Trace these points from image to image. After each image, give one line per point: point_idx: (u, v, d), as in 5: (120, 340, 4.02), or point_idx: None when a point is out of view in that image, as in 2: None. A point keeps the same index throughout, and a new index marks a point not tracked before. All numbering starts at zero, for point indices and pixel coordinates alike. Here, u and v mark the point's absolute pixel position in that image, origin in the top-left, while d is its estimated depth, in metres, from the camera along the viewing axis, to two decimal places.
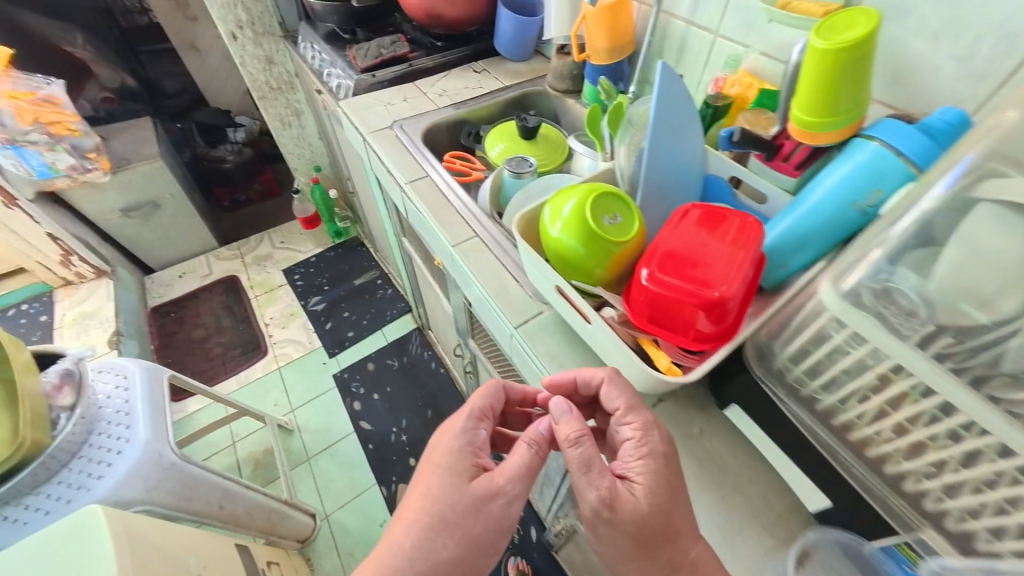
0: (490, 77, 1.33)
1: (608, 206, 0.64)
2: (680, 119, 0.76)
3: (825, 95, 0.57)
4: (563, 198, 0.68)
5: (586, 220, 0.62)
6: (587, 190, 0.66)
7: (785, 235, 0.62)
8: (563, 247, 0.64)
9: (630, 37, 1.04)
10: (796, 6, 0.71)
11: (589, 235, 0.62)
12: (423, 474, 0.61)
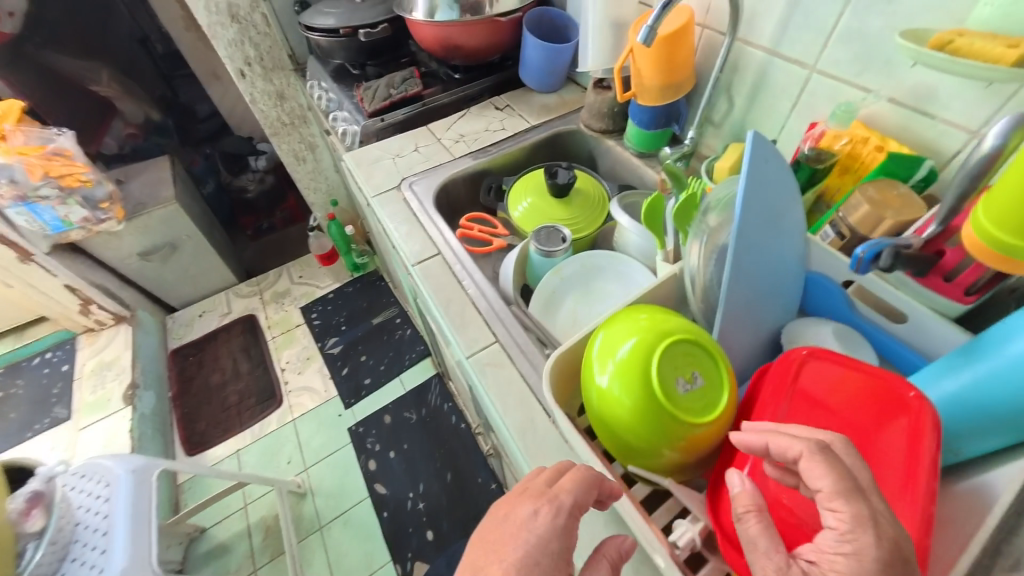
0: (515, 114, 1.16)
1: (688, 359, 0.48)
2: (774, 209, 0.55)
3: None
4: (621, 329, 0.51)
5: (653, 384, 0.46)
6: (659, 329, 0.49)
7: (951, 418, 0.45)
8: (615, 417, 0.48)
9: (689, 71, 0.84)
10: (958, 46, 0.49)
11: (654, 407, 0.45)
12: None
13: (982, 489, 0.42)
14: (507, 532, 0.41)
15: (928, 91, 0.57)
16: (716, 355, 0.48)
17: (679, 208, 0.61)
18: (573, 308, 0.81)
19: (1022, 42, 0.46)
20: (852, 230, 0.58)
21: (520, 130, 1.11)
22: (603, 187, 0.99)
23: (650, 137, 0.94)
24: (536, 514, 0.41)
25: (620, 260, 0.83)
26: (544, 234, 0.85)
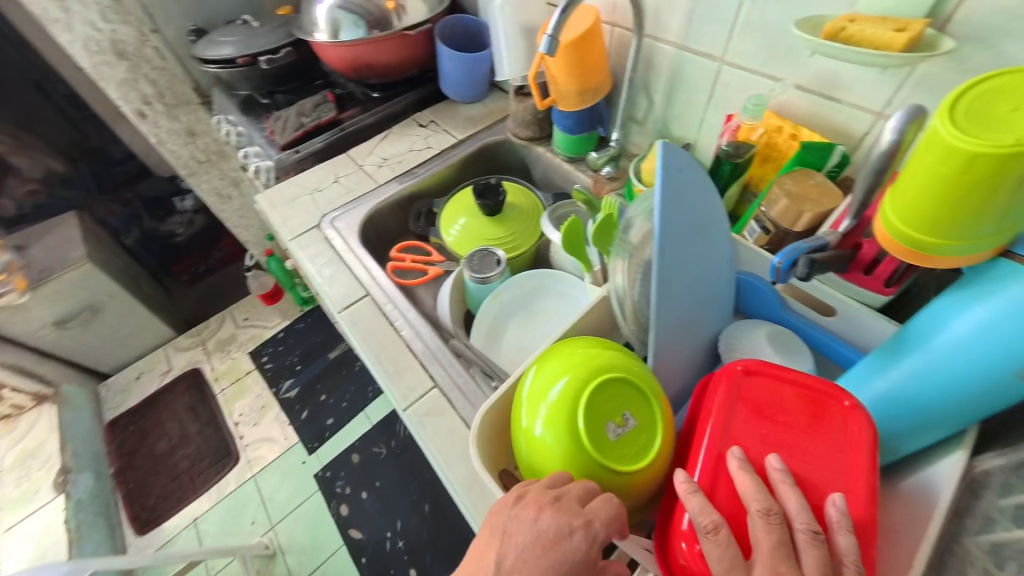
0: (439, 130, 1.10)
1: (621, 399, 0.46)
2: (695, 220, 0.52)
3: (935, 212, 0.34)
4: (554, 368, 0.48)
5: (581, 429, 0.44)
6: (591, 368, 0.47)
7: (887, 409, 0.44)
8: (541, 458, 0.46)
9: (605, 72, 0.80)
10: (854, 33, 0.46)
11: (582, 456, 0.44)
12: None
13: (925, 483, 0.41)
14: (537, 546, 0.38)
15: (831, 77, 0.55)
16: (648, 393, 0.46)
17: (598, 229, 0.59)
18: (516, 334, 0.77)
19: (913, 25, 0.43)
20: (775, 224, 0.56)
21: (446, 147, 1.05)
22: (538, 198, 0.95)
23: (577, 142, 0.89)
24: (570, 534, 0.38)
25: (562, 278, 0.80)
26: (478, 260, 0.81)
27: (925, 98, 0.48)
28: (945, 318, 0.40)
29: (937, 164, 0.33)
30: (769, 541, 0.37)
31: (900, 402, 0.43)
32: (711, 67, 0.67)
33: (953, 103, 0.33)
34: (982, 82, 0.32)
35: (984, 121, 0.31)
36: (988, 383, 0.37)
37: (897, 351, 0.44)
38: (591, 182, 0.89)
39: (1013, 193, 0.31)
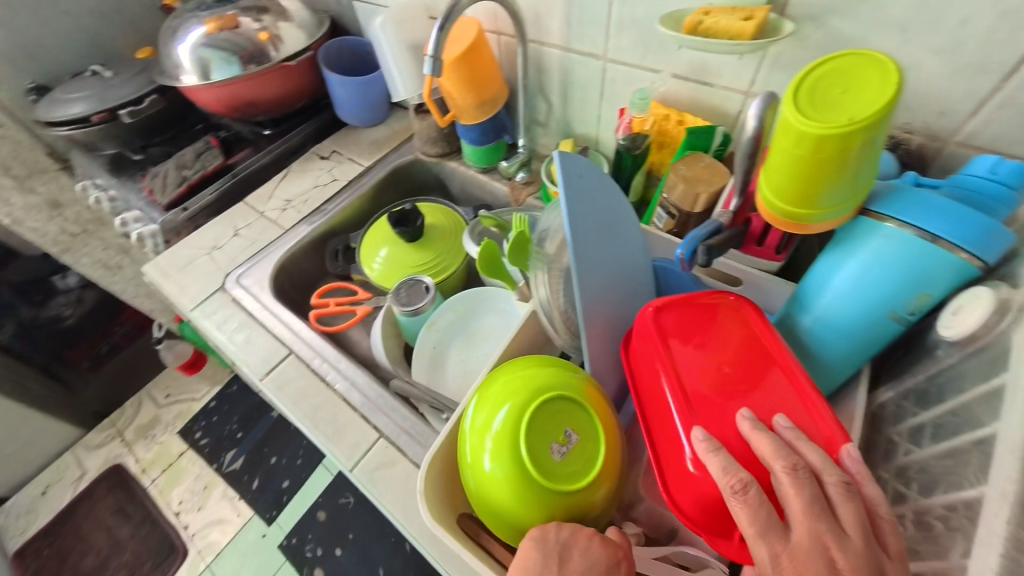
0: (343, 159, 1.03)
1: (564, 415, 0.46)
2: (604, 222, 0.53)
3: (804, 187, 0.37)
4: (495, 395, 0.47)
5: (526, 455, 0.44)
6: (530, 388, 0.47)
7: (819, 347, 0.46)
8: (490, 490, 0.44)
9: (500, 82, 0.77)
10: (711, 26, 0.48)
11: (529, 482, 0.43)
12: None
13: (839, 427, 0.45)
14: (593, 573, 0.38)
15: (703, 65, 0.58)
16: (588, 406, 0.46)
17: (512, 247, 0.58)
18: (459, 359, 0.74)
19: (757, 13, 0.46)
20: (678, 208, 0.59)
21: (352, 177, 0.99)
22: (458, 213, 0.92)
23: (486, 152, 0.87)
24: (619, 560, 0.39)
25: (493, 293, 0.77)
26: (406, 291, 0.77)
27: (784, 77, 0.52)
28: (825, 276, 0.43)
29: (794, 148, 0.35)
30: (801, 496, 0.35)
31: (820, 343, 0.45)
32: (596, 65, 0.68)
33: (794, 90, 0.35)
34: (815, 68, 0.35)
35: (824, 106, 0.34)
36: (894, 308, 0.40)
37: (800, 308, 0.46)
38: (508, 190, 0.88)
39: (856, 164, 0.35)
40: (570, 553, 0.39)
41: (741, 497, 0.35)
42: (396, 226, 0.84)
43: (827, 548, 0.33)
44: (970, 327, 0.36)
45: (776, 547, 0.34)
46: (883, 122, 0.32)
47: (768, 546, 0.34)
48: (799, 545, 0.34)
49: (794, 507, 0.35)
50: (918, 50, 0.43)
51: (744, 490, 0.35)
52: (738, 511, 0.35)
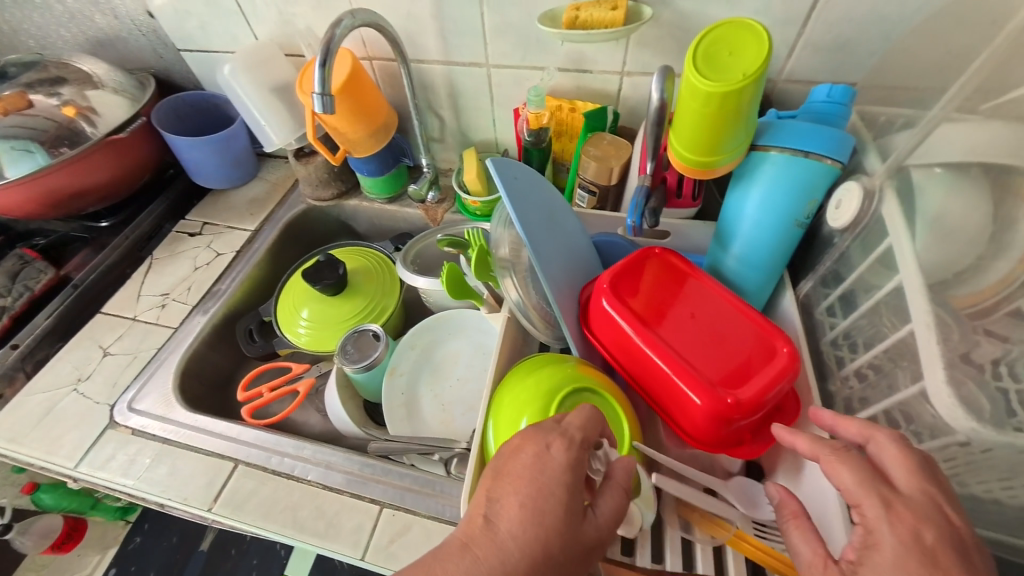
0: (219, 229, 0.89)
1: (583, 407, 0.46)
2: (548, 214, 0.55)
3: (715, 137, 0.43)
4: (509, 415, 0.46)
5: None
6: (543, 394, 0.46)
7: (748, 269, 0.53)
8: None
9: (387, 107, 0.74)
10: (585, 18, 0.53)
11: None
12: (509, 513, 0.35)
13: (787, 324, 0.53)
14: (524, 466, 0.37)
15: (580, 55, 0.64)
16: (602, 391, 0.48)
17: (476, 264, 0.57)
18: (434, 397, 0.68)
19: (620, 2, 0.53)
20: (597, 184, 0.64)
21: (240, 246, 0.86)
22: (377, 250, 0.87)
23: (389, 181, 0.83)
24: (548, 445, 0.38)
25: (446, 317, 0.73)
26: (353, 346, 0.70)
27: (650, 52, 0.60)
28: (739, 207, 0.51)
29: (702, 107, 0.41)
30: (904, 461, 0.35)
31: (746, 268, 0.53)
32: (482, 72, 0.70)
33: (689, 57, 0.41)
34: (701, 39, 0.41)
35: (719, 68, 0.40)
36: (800, 218, 0.49)
37: (724, 241, 0.53)
38: (422, 212, 0.85)
39: (750, 110, 0.42)
40: (508, 460, 0.38)
41: (850, 456, 0.36)
42: (315, 282, 0.76)
43: (943, 509, 0.33)
44: (852, 213, 0.45)
45: (895, 503, 0.34)
46: (764, 72, 0.39)
47: (890, 508, 0.33)
48: (911, 497, 0.34)
49: (897, 469, 0.35)
50: (744, 11, 0.53)
51: (842, 448, 0.37)
52: (845, 476, 0.35)
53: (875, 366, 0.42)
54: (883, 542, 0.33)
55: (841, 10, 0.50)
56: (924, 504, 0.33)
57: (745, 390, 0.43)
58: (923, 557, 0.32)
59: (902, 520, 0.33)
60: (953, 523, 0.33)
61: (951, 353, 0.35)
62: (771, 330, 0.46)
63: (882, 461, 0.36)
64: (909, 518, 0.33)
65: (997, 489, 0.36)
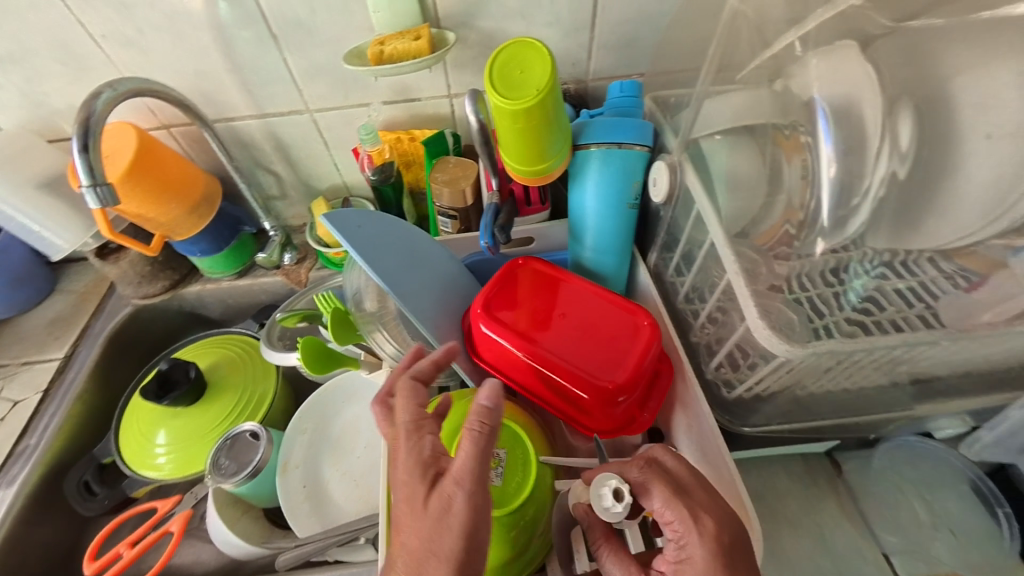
0: (10, 368, 0.70)
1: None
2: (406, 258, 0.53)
3: (536, 147, 0.45)
4: None
5: None
6: (444, 442, 0.45)
7: (602, 257, 0.56)
8: None
9: (202, 176, 0.65)
10: (392, 51, 0.53)
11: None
12: (393, 550, 0.33)
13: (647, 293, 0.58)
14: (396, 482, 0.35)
15: (403, 85, 0.63)
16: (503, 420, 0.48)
17: (333, 326, 0.52)
18: (341, 476, 0.61)
19: (422, 31, 0.53)
20: (455, 208, 0.63)
21: (47, 382, 0.68)
22: (239, 333, 0.76)
23: (231, 255, 0.73)
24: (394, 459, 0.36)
25: (335, 385, 0.66)
26: (227, 457, 0.61)
27: (468, 73, 0.62)
28: (579, 202, 0.54)
29: (514, 124, 0.43)
30: (680, 468, 0.39)
31: (601, 255, 0.56)
32: (306, 119, 0.66)
33: (489, 77, 0.42)
34: (496, 56, 0.43)
35: (520, 84, 0.42)
36: (631, 203, 0.54)
37: (576, 236, 0.57)
38: (282, 278, 0.77)
39: (558, 117, 0.44)
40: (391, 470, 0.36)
41: (657, 479, 0.38)
42: (164, 398, 0.64)
43: (721, 502, 0.38)
44: (666, 185, 0.50)
45: (697, 512, 0.36)
46: (557, 83, 0.42)
47: (696, 523, 0.36)
48: (701, 501, 0.37)
49: (685, 478, 0.39)
50: (538, 26, 0.58)
51: (646, 470, 0.39)
52: (655, 492, 0.38)
53: (717, 313, 0.47)
54: (697, 558, 0.35)
55: (614, 13, 0.56)
56: (712, 506, 0.37)
57: (622, 371, 0.46)
58: (725, 560, 0.35)
59: (702, 527, 0.36)
60: (728, 512, 0.37)
61: (757, 288, 0.40)
62: (636, 310, 0.49)
63: (667, 468, 0.39)
64: (711, 527, 0.36)
65: (827, 386, 0.43)
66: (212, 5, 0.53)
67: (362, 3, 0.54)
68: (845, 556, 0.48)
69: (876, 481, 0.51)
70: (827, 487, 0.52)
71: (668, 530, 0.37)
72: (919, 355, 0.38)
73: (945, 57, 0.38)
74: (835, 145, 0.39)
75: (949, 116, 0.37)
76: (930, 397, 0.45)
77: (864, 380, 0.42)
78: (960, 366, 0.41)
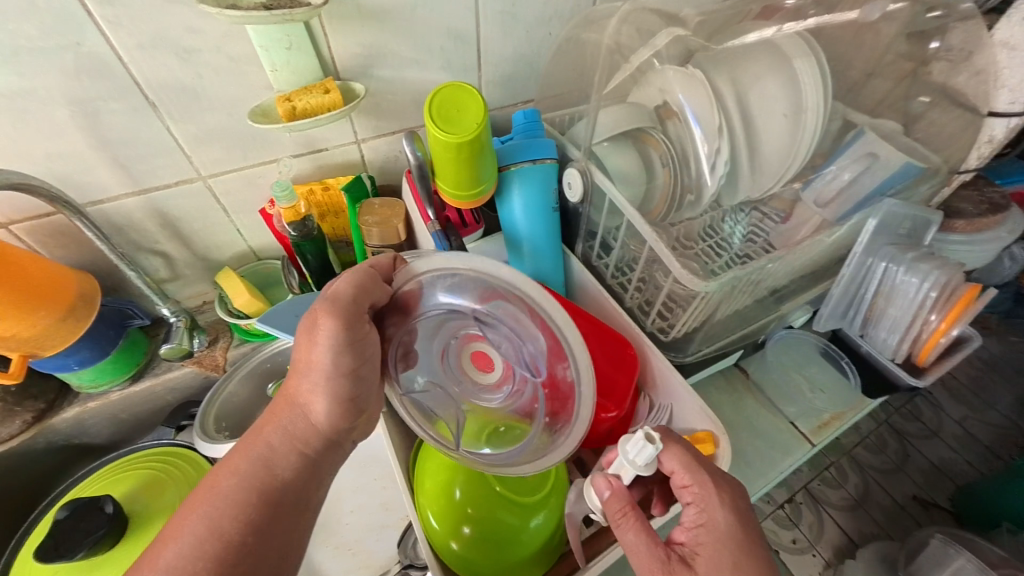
0: None
1: None
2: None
3: (473, 174, 0.50)
4: (441, 481, 0.49)
5: (503, 494, 0.49)
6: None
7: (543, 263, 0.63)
8: (494, 546, 0.46)
9: (72, 275, 0.54)
10: (306, 107, 0.54)
11: (505, 519, 0.48)
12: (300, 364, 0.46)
13: (581, 282, 0.66)
14: None
15: (308, 138, 0.62)
16: None
17: None
18: (332, 552, 0.57)
19: (329, 85, 0.55)
20: (389, 246, 0.64)
21: None
22: (153, 446, 0.63)
23: (121, 359, 0.61)
24: None
25: None
26: None
27: (373, 118, 0.65)
28: (511, 215, 0.60)
29: (457, 154, 0.48)
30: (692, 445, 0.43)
31: (544, 259, 0.63)
32: (198, 187, 0.60)
33: (424, 115, 0.47)
34: (432, 97, 0.47)
35: (458, 121, 0.48)
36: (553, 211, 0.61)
37: (514, 247, 0.62)
38: (194, 367, 0.67)
39: (490, 146, 0.50)
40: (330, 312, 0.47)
41: (681, 446, 0.42)
42: (74, 551, 0.49)
43: (731, 479, 0.42)
44: (581, 185, 0.59)
45: (716, 481, 0.41)
46: (487, 119, 0.48)
47: (715, 490, 0.40)
48: (714, 469, 0.42)
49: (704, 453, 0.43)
50: (434, 69, 0.64)
51: (669, 438, 0.42)
52: (671, 460, 0.42)
53: (642, 279, 0.58)
54: (714, 523, 0.39)
55: (496, 54, 0.66)
56: (728, 480, 0.42)
57: (618, 386, 0.54)
58: (734, 517, 0.39)
59: (713, 491, 0.40)
60: (737, 483, 0.42)
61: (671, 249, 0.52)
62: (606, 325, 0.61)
63: (684, 440, 0.43)
64: (724, 494, 0.40)
65: (732, 311, 0.57)
66: (67, 78, 0.47)
67: (256, 63, 0.53)
68: (771, 432, 0.63)
69: (774, 370, 0.68)
70: (745, 390, 0.67)
71: (687, 496, 0.41)
72: (781, 269, 0.54)
73: (744, 64, 0.54)
74: (703, 128, 0.53)
75: (757, 102, 0.53)
76: (791, 301, 0.62)
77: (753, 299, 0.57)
78: (803, 272, 0.58)
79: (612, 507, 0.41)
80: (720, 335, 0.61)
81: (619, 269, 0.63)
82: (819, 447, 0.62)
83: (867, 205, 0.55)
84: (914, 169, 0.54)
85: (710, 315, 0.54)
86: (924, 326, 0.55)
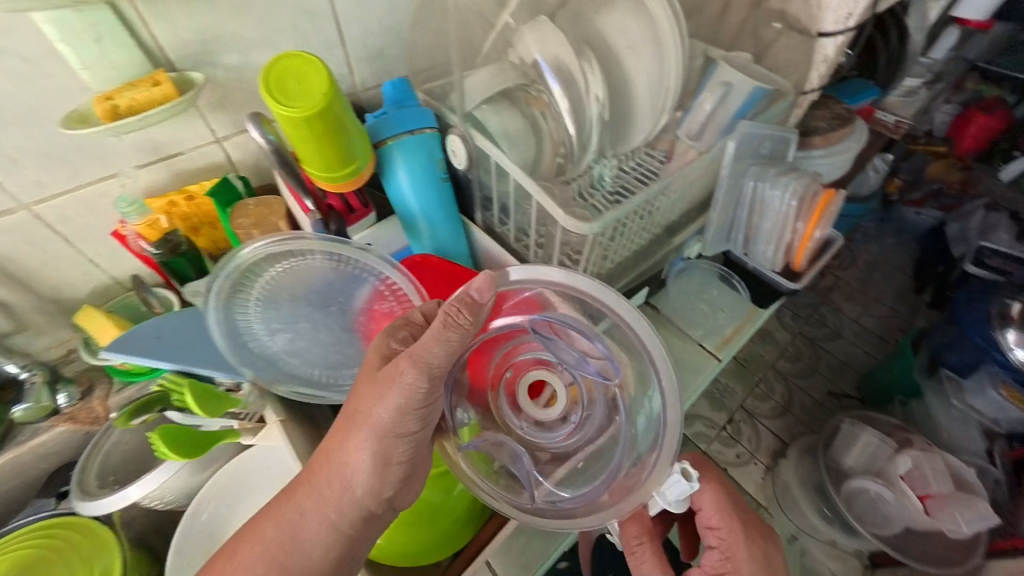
0: None
1: None
2: (295, 358, 0.49)
3: (339, 149, 0.47)
4: None
5: None
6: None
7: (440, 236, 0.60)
8: None
9: None
10: (134, 104, 0.47)
11: None
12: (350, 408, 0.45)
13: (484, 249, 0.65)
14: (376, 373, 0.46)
15: (154, 143, 0.55)
16: None
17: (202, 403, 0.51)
18: None
19: (159, 77, 0.48)
20: None
21: None
22: (34, 520, 0.58)
23: None
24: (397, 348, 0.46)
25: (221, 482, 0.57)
26: None
27: (230, 112, 0.58)
28: (399, 191, 0.57)
29: (311, 131, 0.44)
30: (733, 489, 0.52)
31: (441, 232, 0.60)
32: (25, 218, 0.51)
33: (261, 94, 0.42)
34: (266, 71, 0.43)
35: (302, 94, 0.43)
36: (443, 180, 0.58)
37: (409, 225, 0.59)
38: (68, 426, 0.59)
39: (349, 116, 0.47)
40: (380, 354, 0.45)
41: (718, 490, 0.51)
42: None
43: (760, 520, 0.53)
44: (465, 151, 0.57)
45: (739, 525, 0.50)
46: (335, 88, 0.44)
47: (739, 533, 0.49)
48: (765, 523, 0.53)
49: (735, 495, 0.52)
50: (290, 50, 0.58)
51: (708, 483, 0.51)
52: (709, 501, 0.51)
53: (540, 236, 0.58)
54: (736, 561, 0.49)
55: (357, 27, 0.62)
56: (753, 521, 0.52)
57: None
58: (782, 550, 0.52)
59: (766, 534, 0.52)
60: (756, 517, 0.52)
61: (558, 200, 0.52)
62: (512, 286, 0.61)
63: (730, 486, 0.52)
64: (750, 535, 0.50)
65: (623, 252, 0.60)
66: None
67: (59, 61, 0.45)
68: (685, 357, 0.67)
69: (682, 301, 0.73)
70: (657, 322, 0.70)
71: (715, 534, 0.50)
72: (662, 202, 0.57)
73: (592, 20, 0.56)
74: (559, 82, 0.54)
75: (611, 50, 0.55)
76: (682, 233, 0.66)
77: (642, 238, 0.60)
78: (685, 204, 0.62)
79: (639, 535, 0.50)
80: (622, 276, 0.63)
81: (518, 230, 0.62)
82: (725, 361, 0.66)
83: (728, 131, 0.59)
84: (764, 91, 0.59)
85: (602, 257, 0.56)
86: (794, 236, 0.60)
